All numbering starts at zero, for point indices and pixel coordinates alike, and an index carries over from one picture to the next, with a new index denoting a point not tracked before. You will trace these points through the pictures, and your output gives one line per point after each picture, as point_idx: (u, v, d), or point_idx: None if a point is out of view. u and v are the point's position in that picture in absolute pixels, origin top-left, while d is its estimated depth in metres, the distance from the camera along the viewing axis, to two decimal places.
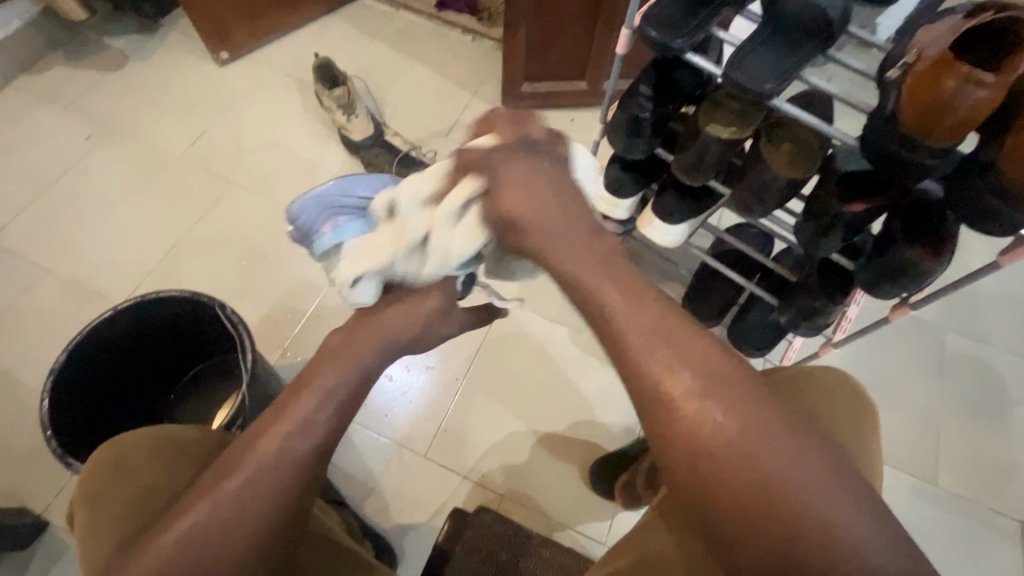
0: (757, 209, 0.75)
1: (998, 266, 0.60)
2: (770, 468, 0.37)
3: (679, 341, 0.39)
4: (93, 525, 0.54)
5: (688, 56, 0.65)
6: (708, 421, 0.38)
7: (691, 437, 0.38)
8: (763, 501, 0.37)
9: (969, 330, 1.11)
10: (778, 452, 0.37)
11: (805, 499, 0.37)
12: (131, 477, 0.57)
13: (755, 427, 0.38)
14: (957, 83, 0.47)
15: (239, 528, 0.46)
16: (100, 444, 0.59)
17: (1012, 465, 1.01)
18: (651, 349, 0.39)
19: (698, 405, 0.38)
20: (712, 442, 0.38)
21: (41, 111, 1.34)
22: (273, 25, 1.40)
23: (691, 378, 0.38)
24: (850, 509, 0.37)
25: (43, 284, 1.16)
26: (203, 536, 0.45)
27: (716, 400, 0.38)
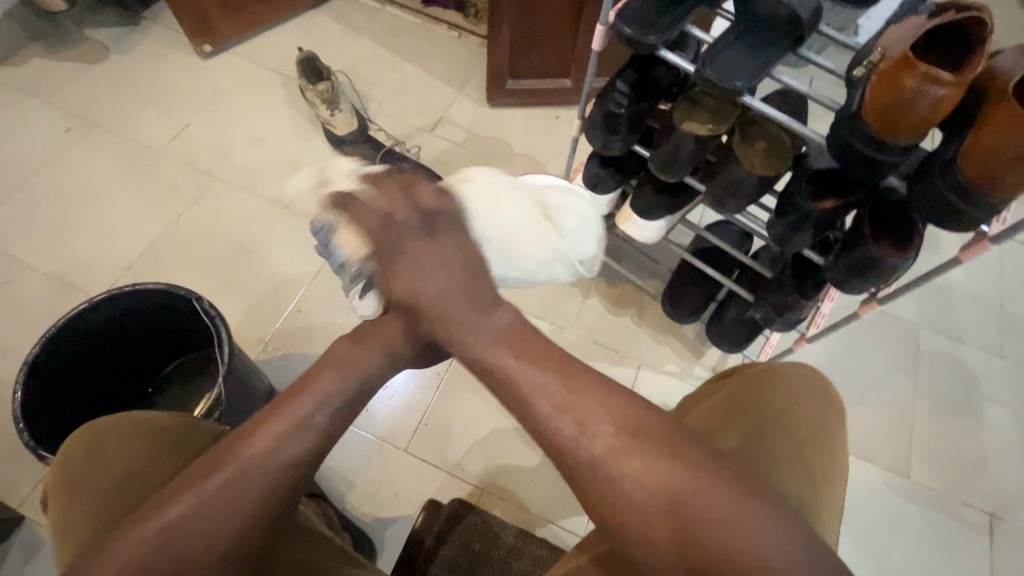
0: (731, 206, 0.76)
1: (961, 262, 0.61)
2: (687, 500, 0.43)
3: (602, 398, 0.47)
4: (66, 513, 0.54)
5: (663, 53, 0.66)
6: (633, 477, 0.44)
7: (622, 495, 0.44)
8: (687, 527, 0.42)
9: (942, 327, 1.13)
10: (688, 483, 0.43)
11: (723, 523, 0.42)
12: (105, 464, 0.57)
13: (671, 470, 0.44)
14: (917, 82, 0.48)
15: (218, 525, 0.46)
16: (76, 429, 0.60)
17: (981, 459, 1.04)
18: (572, 409, 0.46)
19: (619, 459, 0.45)
20: (636, 493, 0.44)
21: (19, 103, 1.32)
22: (258, 19, 1.39)
23: (612, 435, 0.45)
24: (760, 530, 0.41)
25: (20, 277, 1.14)
26: (183, 530, 0.45)
27: (635, 455, 0.44)
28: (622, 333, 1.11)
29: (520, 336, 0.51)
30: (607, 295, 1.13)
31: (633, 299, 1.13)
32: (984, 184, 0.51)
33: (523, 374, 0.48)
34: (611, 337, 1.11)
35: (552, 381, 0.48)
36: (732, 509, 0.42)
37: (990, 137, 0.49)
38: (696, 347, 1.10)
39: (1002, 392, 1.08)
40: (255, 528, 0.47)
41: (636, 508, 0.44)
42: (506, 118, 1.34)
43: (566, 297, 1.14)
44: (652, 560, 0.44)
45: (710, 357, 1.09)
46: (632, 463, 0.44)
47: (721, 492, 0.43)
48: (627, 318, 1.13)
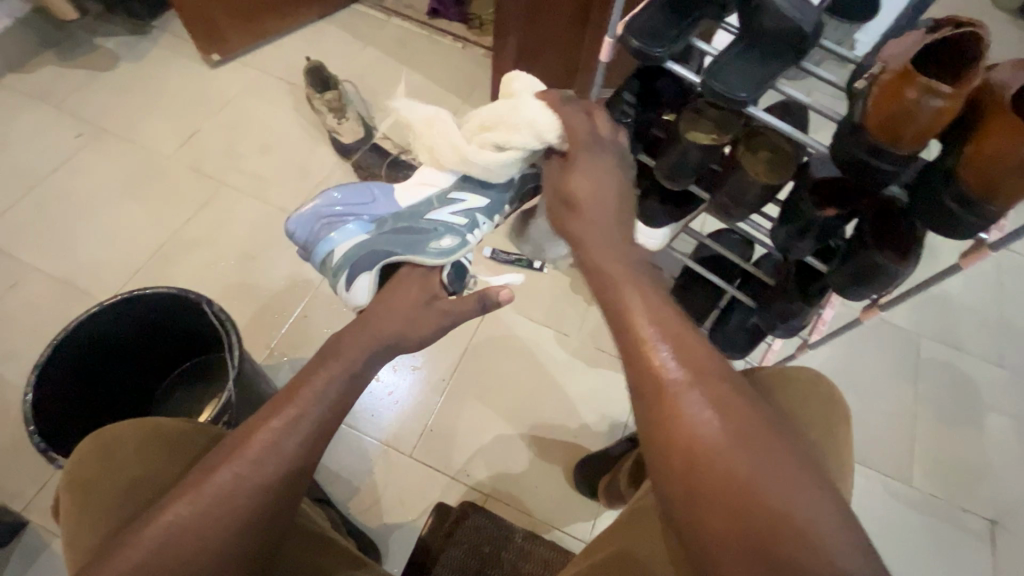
0: (734, 214, 0.77)
1: (961, 269, 0.62)
2: (748, 467, 0.41)
3: (682, 343, 0.48)
4: (82, 515, 0.55)
5: (669, 65, 0.68)
6: (700, 420, 0.43)
7: (689, 440, 0.43)
8: (750, 497, 0.40)
9: (941, 335, 1.15)
10: (763, 457, 0.41)
11: (783, 499, 0.39)
12: (119, 466, 0.57)
13: (742, 435, 0.42)
14: (916, 94, 0.50)
15: (216, 523, 0.46)
16: (91, 432, 0.59)
17: (982, 466, 1.04)
18: (657, 342, 0.48)
19: (685, 400, 0.44)
20: (700, 428, 0.43)
21: (28, 109, 1.33)
22: (266, 29, 1.41)
23: (697, 389, 0.45)
24: (833, 519, 0.39)
25: (27, 282, 1.15)
26: (181, 531, 0.45)
27: (704, 398, 0.44)
28: None
29: (652, 297, 0.52)
30: None
31: None
32: (984, 193, 0.52)
33: (628, 302, 0.51)
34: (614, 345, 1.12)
35: (660, 329, 0.49)
36: (807, 490, 0.40)
37: (987, 147, 0.50)
38: None
39: (1001, 399, 1.10)
40: (256, 527, 0.48)
41: (696, 444, 0.43)
42: None
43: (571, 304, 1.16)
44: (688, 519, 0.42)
45: None
46: (715, 421, 0.43)
47: (801, 480, 0.40)
48: None
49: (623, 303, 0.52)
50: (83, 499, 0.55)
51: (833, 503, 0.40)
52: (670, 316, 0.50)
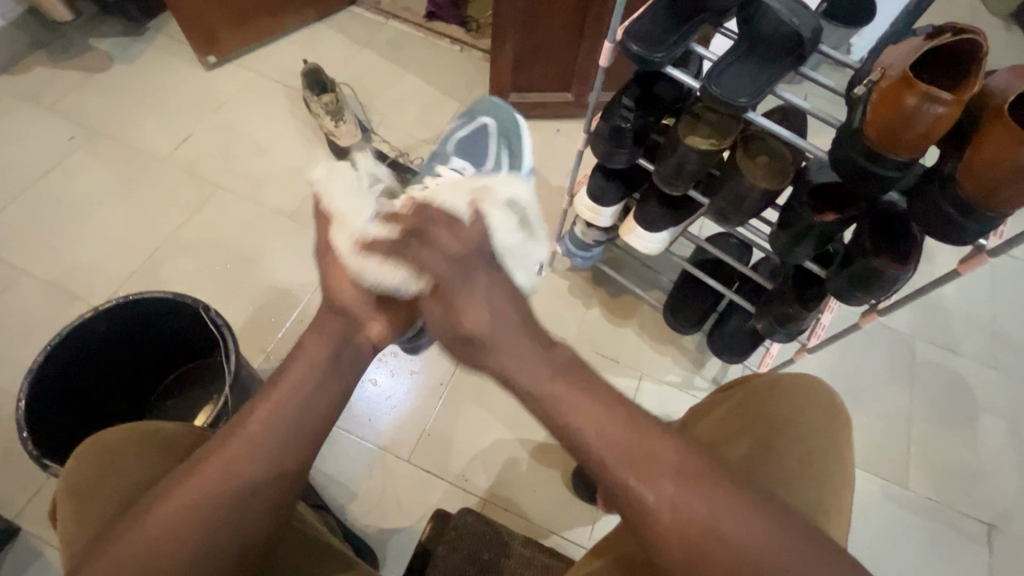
0: (733, 218, 0.77)
1: (959, 274, 0.62)
2: (709, 528, 0.43)
3: (606, 413, 0.46)
4: (78, 524, 0.54)
5: (668, 70, 0.68)
6: (649, 498, 0.44)
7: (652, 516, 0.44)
8: (739, 562, 0.42)
9: (937, 339, 1.15)
10: (717, 513, 0.43)
11: (743, 554, 0.42)
12: (116, 473, 0.57)
13: (695, 496, 0.43)
14: (917, 101, 0.50)
15: (187, 534, 0.47)
16: (84, 440, 0.58)
17: (979, 470, 1.05)
18: (585, 418, 0.46)
19: (636, 485, 0.44)
20: (655, 504, 0.43)
21: (21, 111, 1.32)
22: (262, 32, 1.41)
23: (627, 452, 0.45)
24: (812, 567, 0.42)
25: (20, 285, 1.14)
26: (152, 539, 0.46)
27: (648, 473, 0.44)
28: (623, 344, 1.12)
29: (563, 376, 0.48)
30: (608, 307, 1.14)
31: (634, 309, 1.15)
32: (983, 200, 0.52)
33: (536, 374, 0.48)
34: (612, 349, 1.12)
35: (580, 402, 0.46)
36: (757, 535, 0.42)
37: (986, 154, 0.50)
38: (697, 357, 1.11)
39: (997, 403, 1.10)
40: (228, 540, 0.49)
41: (659, 520, 0.43)
42: None
43: (569, 308, 1.15)
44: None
45: (711, 367, 1.10)
46: (668, 488, 0.44)
47: (771, 531, 0.43)
48: (629, 330, 1.14)
49: (539, 381, 0.48)
50: (78, 506, 0.55)
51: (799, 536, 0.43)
52: (564, 380, 0.47)
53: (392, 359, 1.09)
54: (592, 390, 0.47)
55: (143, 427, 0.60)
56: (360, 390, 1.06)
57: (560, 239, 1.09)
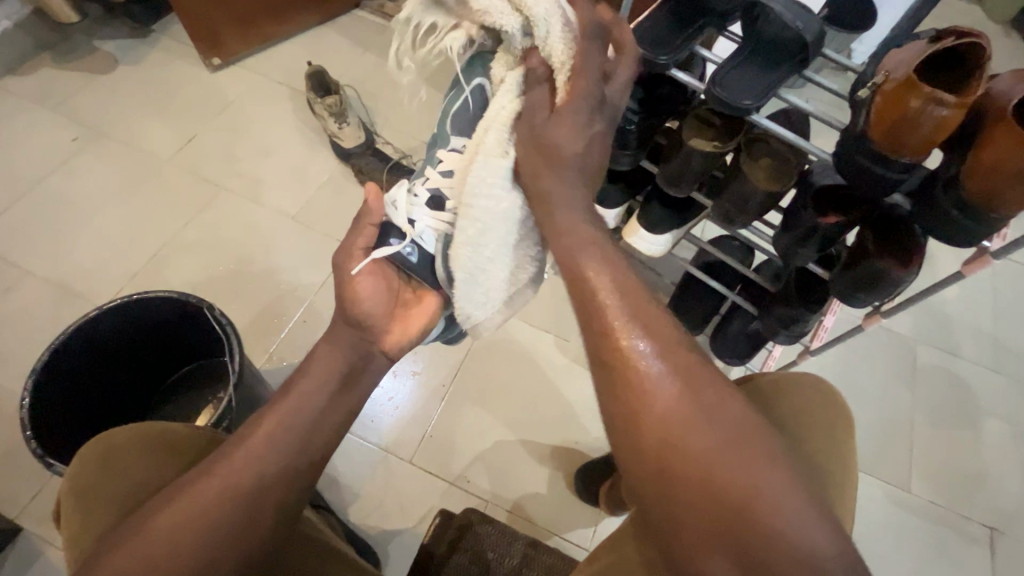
0: (737, 220, 0.78)
1: (962, 276, 0.63)
2: (710, 442, 0.42)
3: (649, 320, 0.47)
4: (86, 521, 0.54)
5: (673, 73, 0.69)
6: (659, 387, 0.45)
7: (658, 398, 0.44)
8: (701, 468, 0.42)
9: (938, 341, 1.15)
10: (710, 422, 0.43)
11: (746, 474, 0.41)
12: (129, 471, 0.57)
13: (707, 405, 0.44)
14: (921, 103, 0.50)
15: (203, 531, 0.48)
16: (92, 437, 0.58)
17: (980, 473, 1.05)
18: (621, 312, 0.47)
19: (648, 369, 0.45)
20: (666, 389, 0.44)
21: (27, 112, 1.33)
22: (267, 34, 1.42)
23: (654, 355, 0.46)
24: (785, 492, 0.41)
25: (24, 285, 1.14)
26: (165, 535, 0.47)
27: (669, 371, 0.45)
28: None
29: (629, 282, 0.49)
30: None
31: None
32: (986, 201, 0.53)
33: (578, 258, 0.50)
34: None
35: (621, 292, 0.48)
36: (762, 472, 0.41)
37: (989, 156, 0.51)
38: (699, 359, 1.11)
39: (998, 406, 1.10)
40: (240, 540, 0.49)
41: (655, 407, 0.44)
42: None
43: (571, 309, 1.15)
44: (645, 482, 0.44)
45: None
46: (671, 389, 0.44)
47: (756, 458, 0.42)
48: None
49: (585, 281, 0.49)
50: (82, 503, 0.55)
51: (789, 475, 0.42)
52: (631, 286, 0.49)
53: (394, 360, 1.09)
54: (652, 311, 0.48)
55: (151, 427, 0.60)
56: None
57: None
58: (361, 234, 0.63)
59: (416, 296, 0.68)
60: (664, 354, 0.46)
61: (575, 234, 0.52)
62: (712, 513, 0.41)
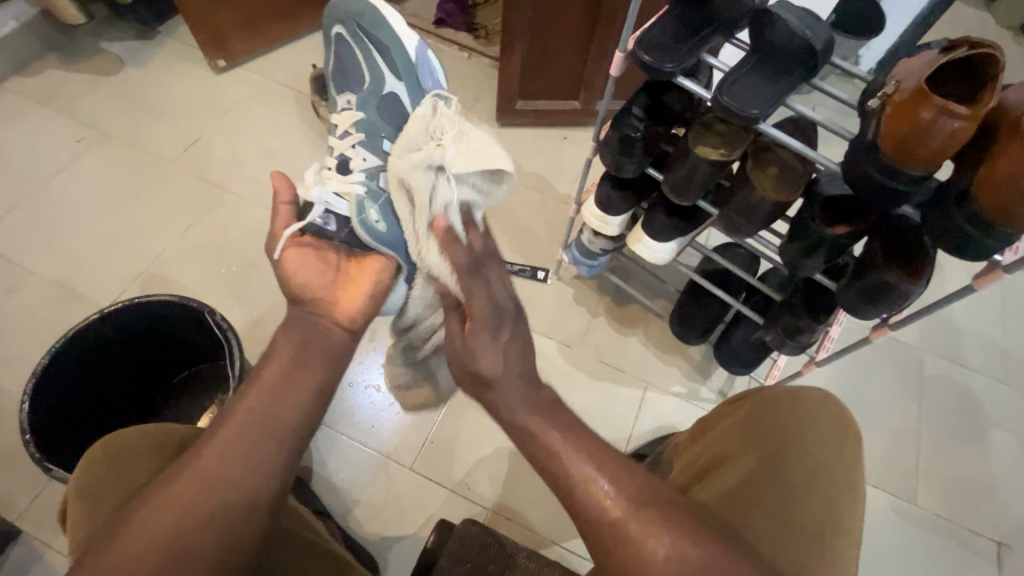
0: (743, 229, 0.77)
1: (973, 289, 0.62)
2: None
3: (612, 471, 0.48)
4: (84, 525, 0.54)
5: (680, 80, 0.68)
6: (652, 545, 0.45)
7: (648, 560, 0.45)
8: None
9: (946, 352, 1.14)
10: (695, 561, 0.45)
11: None
12: (125, 475, 0.56)
13: (695, 555, 0.45)
14: (932, 114, 0.49)
15: (185, 525, 0.47)
16: (97, 441, 0.59)
17: (989, 486, 1.03)
18: (585, 464, 0.48)
19: (632, 529, 0.46)
20: (653, 550, 0.45)
21: (32, 112, 1.33)
22: (273, 36, 1.42)
23: (623, 505, 0.47)
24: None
25: (27, 285, 1.14)
26: (147, 531, 0.46)
27: (652, 528, 0.46)
28: (630, 354, 1.11)
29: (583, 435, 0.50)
30: (615, 316, 1.14)
31: (639, 318, 1.14)
32: (999, 215, 0.51)
33: (528, 426, 0.50)
34: (618, 358, 1.11)
35: (580, 449, 0.48)
36: None
37: (1002, 168, 0.50)
38: (704, 368, 1.10)
39: (1006, 419, 1.09)
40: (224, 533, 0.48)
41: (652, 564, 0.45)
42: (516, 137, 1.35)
43: (574, 315, 1.15)
44: None
45: (717, 379, 1.09)
46: (661, 544, 0.45)
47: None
48: (635, 340, 1.13)
49: (544, 447, 0.49)
50: (83, 507, 0.55)
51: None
52: (578, 431, 0.50)
53: None
54: (607, 457, 0.49)
55: (150, 431, 0.60)
56: (363, 397, 1.06)
57: (566, 247, 1.08)
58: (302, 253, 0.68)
59: (356, 264, 0.70)
60: (633, 502, 0.47)
61: (507, 371, 0.51)
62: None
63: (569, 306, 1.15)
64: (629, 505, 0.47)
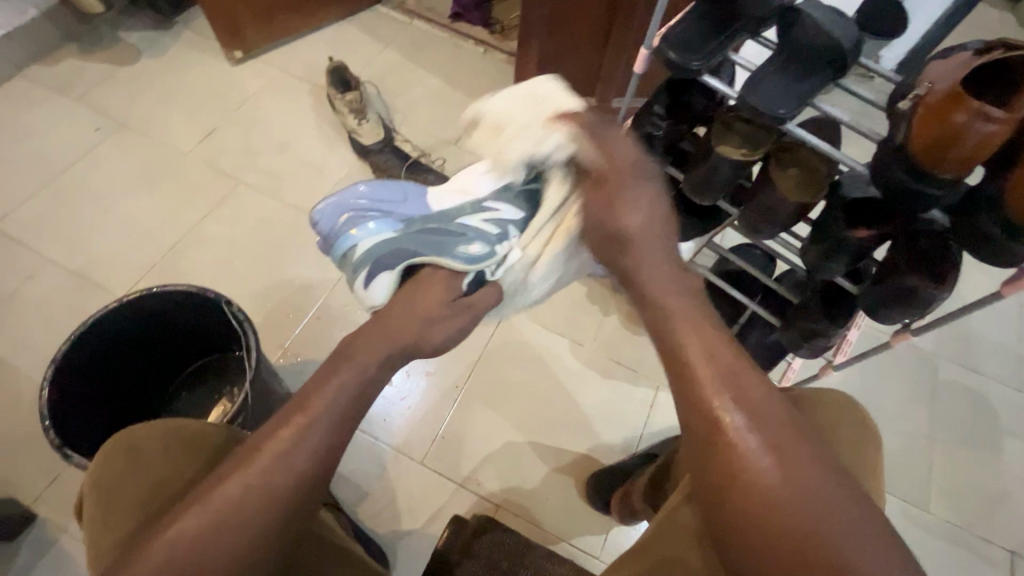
0: (763, 230, 0.76)
1: (1000, 296, 0.61)
2: (785, 493, 0.44)
3: (732, 376, 0.48)
4: (105, 522, 0.54)
5: (704, 78, 0.67)
6: (733, 430, 0.46)
7: (738, 449, 0.46)
8: (772, 504, 0.43)
9: (961, 358, 1.13)
10: (791, 460, 0.44)
11: (829, 525, 0.42)
12: (145, 469, 0.57)
13: (780, 455, 0.45)
14: (966, 118, 0.48)
15: (229, 538, 0.45)
16: (113, 433, 0.59)
17: (1002, 494, 1.02)
18: (699, 364, 0.49)
19: (723, 419, 0.47)
20: (742, 436, 0.46)
21: (51, 100, 1.34)
22: (289, 28, 1.42)
23: (732, 403, 0.47)
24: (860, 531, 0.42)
25: (45, 273, 1.15)
26: (183, 543, 0.44)
27: (742, 415, 0.46)
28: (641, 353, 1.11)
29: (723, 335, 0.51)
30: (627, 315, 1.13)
31: None
32: None
33: (670, 324, 0.53)
34: (630, 357, 1.11)
35: (699, 345, 0.50)
36: (835, 509, 0.43)
37: None
38: None
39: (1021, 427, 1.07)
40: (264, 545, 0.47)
41: (741, 453, 0.45)
42: None
43: (586, 313, 1.14)
44: (744, 534, 0.45)
45: None
46: (741, 424, 0.46)
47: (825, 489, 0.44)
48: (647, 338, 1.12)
49: (675, 345, 0.51)
50: (104, 502, 0.55)
51: (868, 513, 0.43)
52: (707, 331, 0.52)
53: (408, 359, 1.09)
54: (724, 355, 0.50)
55: (163, 424, 0.60)
56: None
57: None
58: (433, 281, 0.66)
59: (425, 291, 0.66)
60: (742, 407, 0.47)
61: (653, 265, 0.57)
62: (789, 554, 0.42)
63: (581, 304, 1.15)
64: (735, 405, 0.47)
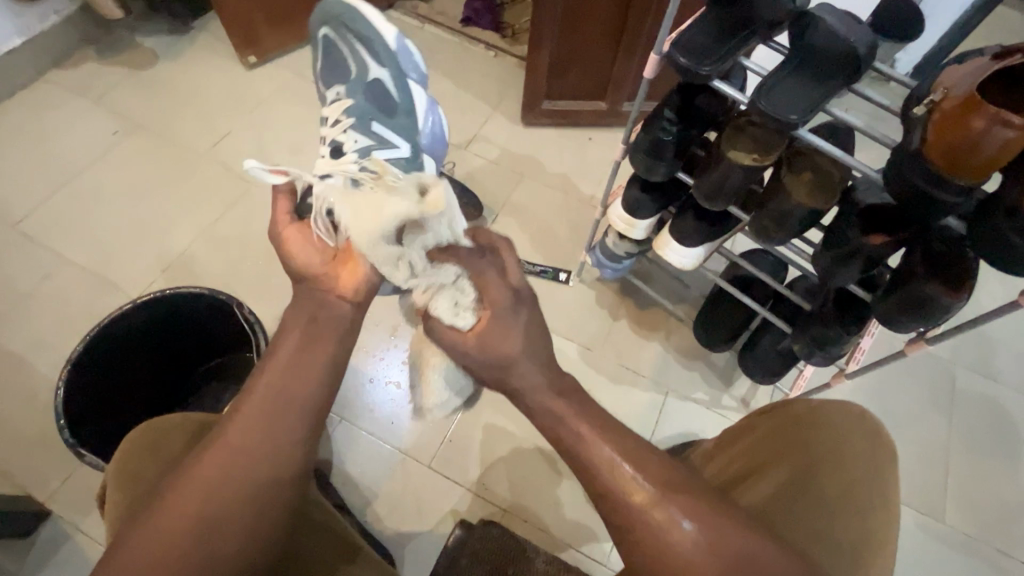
0: (775, 236, 0.75)
1: (1019, 305, 0.59)
2: (733, 568, 0.45)
3: (642, 454, 0.49)
4: (116, 508, 0.55)
5: (715, 83, 0.67)
6: (674, 525, 0.46)
7: (673, 538, 0.46)
8: None
9: (978, 367, 1.10)
10: (766, 566, 0.45)
11: None
12: (163, 461, 0.58)
13: (722, 526, 0.46)
14: (985, 123, 0.48)
15: (234, 518, 0.50)
16: (136, 427, 0.61)
17: (1020, 506, 1.00)
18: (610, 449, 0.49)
19: (656, 508, 0.47)
20: (682, 528, 0.46)
21: (70, 104, 1.36)
22: (302, 32, 1.43)
23: (651, 486, 0.48)
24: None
25: (62, 272, 1.17)
26: (182, 517, 0.49)
27: (676, 506, 0.47)
28: (650, 357, 1.10)
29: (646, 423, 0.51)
30: (636, 319, 1.13)
31: (659, 322, 1.13)
32: None
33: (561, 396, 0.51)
34: (638, 362, 1.10)
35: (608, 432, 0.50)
36: None
37: None
38: (726, 375, 1.08)
39: None
40: (264, 526, 0.52)
41: (677, 535, 0.46)
42: (541, 137, 1.35)
43: (595, 317, 1.13)
44: None
45: (739, 387, 1.08)
46: (685, 523, 0.46)
47: None
48: (655, 343, 1.12)
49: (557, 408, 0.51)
50: (123, 488, 0.56)
51: None
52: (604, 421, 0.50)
53: None
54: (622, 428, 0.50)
55: (182, 421, 0.62)
56: (382, 393, 1.06)
57: (589, 249, 1.07)
58: (281, 203, 0.65)
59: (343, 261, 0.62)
60: (665, 489, 0.48)
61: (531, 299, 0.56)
62: None
63: (590, 307, 1.14)
64: (658, 491, 0.48)
